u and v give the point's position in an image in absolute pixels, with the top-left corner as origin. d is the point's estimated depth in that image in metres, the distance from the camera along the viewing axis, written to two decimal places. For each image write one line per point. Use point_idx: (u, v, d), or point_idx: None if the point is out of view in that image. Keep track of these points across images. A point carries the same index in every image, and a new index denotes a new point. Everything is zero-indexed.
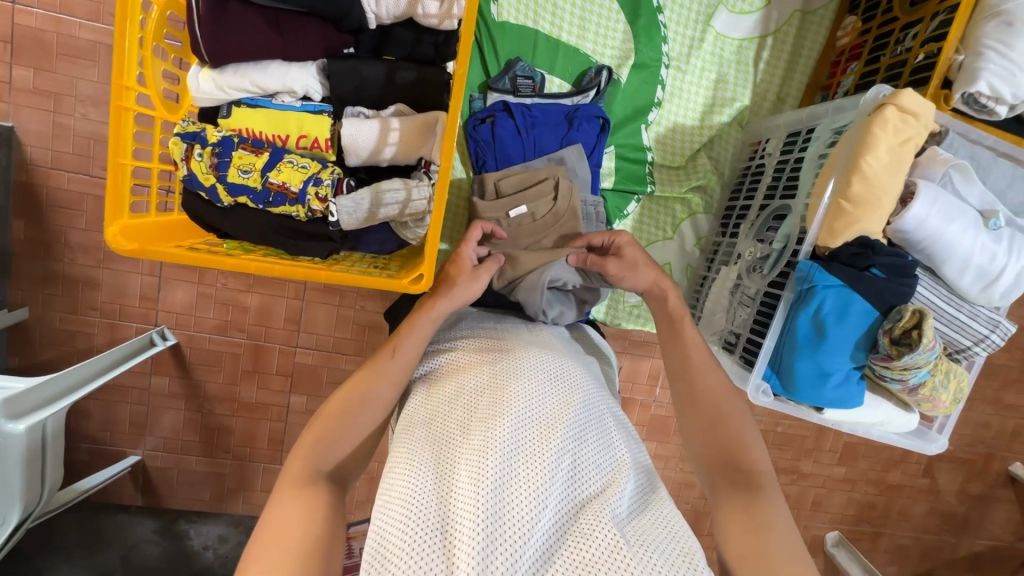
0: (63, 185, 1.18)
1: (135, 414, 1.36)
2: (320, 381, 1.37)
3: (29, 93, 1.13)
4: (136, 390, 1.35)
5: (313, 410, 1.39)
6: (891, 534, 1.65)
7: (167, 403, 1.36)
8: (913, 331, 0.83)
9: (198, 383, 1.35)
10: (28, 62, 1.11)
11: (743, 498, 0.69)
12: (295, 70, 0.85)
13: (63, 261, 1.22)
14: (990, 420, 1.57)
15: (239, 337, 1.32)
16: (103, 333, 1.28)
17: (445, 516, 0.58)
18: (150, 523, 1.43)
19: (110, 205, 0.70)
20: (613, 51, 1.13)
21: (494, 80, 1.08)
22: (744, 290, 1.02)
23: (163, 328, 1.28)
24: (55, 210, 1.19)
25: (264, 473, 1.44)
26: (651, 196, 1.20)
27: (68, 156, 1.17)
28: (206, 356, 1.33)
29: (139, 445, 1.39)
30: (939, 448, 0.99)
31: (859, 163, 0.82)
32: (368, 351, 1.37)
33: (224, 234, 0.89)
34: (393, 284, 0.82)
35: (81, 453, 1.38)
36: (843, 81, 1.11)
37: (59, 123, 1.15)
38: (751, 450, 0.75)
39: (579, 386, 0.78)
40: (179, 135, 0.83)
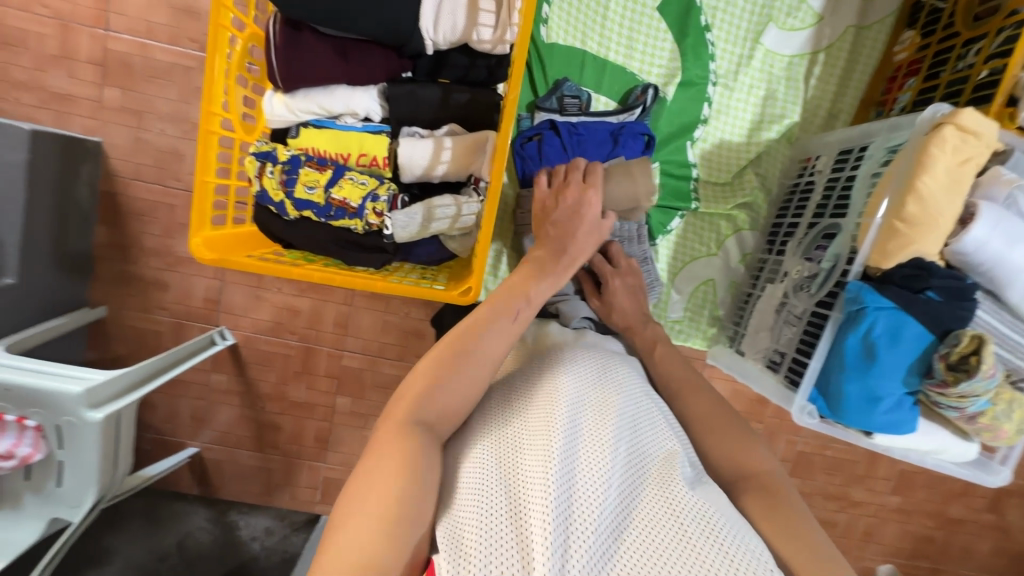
0: (140, 194, 1.30)
1: (195, 409, 1.47)
2: (365, 383, 1.44)
3: (116, 110, 1.25)
4: (197, 385, 1.45)
5: (357, 412, 1.46)
6: (950, 570, 1.55)
7: (224, 398, 1.46)
8: (970, 356, 0.80)
9: (252, 380, 1.44)
10: (116, 82, 1.24)
11: (766, 502, 0.70)
12: (358, 94, 0.92)
13: (138, 264, 1.34)
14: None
15: (291, 339, 1.40)
16: (169, 332, 1.39)
17: (514, 504, 0.60)
18: (204, 513, 1.53)
19: (194, 218, 0.78)
20: (659, 69, 1.15)
21: (542, 100, 1.12)
22: (790, 308, 1.01)
23: (221, 328, 1.38)
24: (134, 217, 1.31)
25: (309, 470, 1.51)
26: (695, 212, 1.20)
27: (148, 167, 1.29)
28: (260, 356, 1.42)
29: (197, 437, 1.49)
30: (1003, 479, 0.94)
31: (916, 183, 0.80)
32: (410, 357, 1.42)
33: (289, 245, 0.96)
34: (443, 296, 0.86)
35: (145, 443, 1.50)
36: (900, 97, 1.08)
37: (141, 138, 1.27)
38: (755, 455, 0.76)
39: (626, 378, 0.78)
40: (253, 154, 0.91)
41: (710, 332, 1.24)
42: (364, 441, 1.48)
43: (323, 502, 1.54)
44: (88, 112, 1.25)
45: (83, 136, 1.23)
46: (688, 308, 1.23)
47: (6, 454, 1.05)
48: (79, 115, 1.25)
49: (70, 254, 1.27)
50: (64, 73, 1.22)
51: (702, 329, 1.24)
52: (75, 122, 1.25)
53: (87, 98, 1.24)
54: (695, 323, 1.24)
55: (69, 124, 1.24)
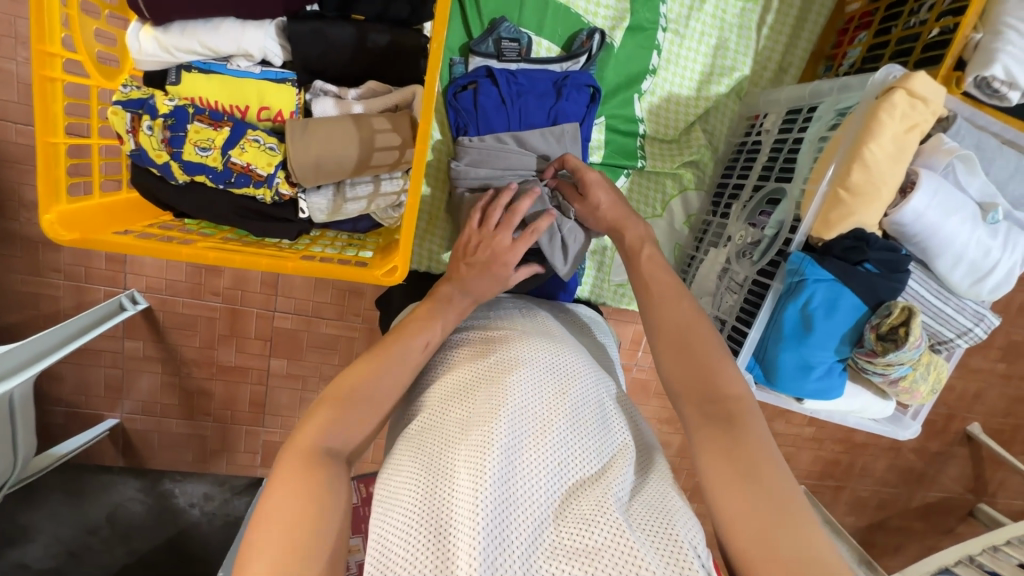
0: (9, 138, 1.07)
1: (109, 378, 1.31)
2: (300, 345, 1.33)
3: None
4: (109, 353, 1.29)
5: (294, 374, 1.35)
6: (852, 487, 1.70)
7: (142, 366, 1.31)
8: (900, 327, 0.82)
9: (173, 346, 1.30)
10: None
11: (723, 433, 0.62)
12: (250, 31, 0.75)
13: (18, 220, 1.13)
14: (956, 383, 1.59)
15: (214, 301, 1.26)
16: (69, 296, 1.21)
17: (442, 519, 0.56)
18: (134, 483, 1.40)
19: (43, 190, 0.62)
20: (606, 12, 1.04)
21: (477, 42, 0.99)
22: (732, 275, 1.00)
23: (131, 292, 1.21)
24: (4, 164, 1.08)
25: (247, 436, 1.41)
26: (641, 171, 1.14)
27: (13, 105, 1.05)
28: (180, 320, 1.27)
29: (116, 408, 1.34)
30: (912, 433, 1.01)
31: (861, 151, 0.78)
32: (349, 317, 1.32)
33: (182, 213, 0.82)
34: (364, 276, 0.76)
35: (57, 416, 1.33)
36: (850, 52, 1.04)
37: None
38: (728, 375, 0.68)
39: (577, 373, 0.74)
40: (121, 104, 0.73)
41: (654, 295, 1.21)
42: (303, 404, 1.39)
43: (265, 466, 1.45)
44: None
45: None
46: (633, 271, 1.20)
47: None
48: None
49: None
50: None
51: None
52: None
53: None
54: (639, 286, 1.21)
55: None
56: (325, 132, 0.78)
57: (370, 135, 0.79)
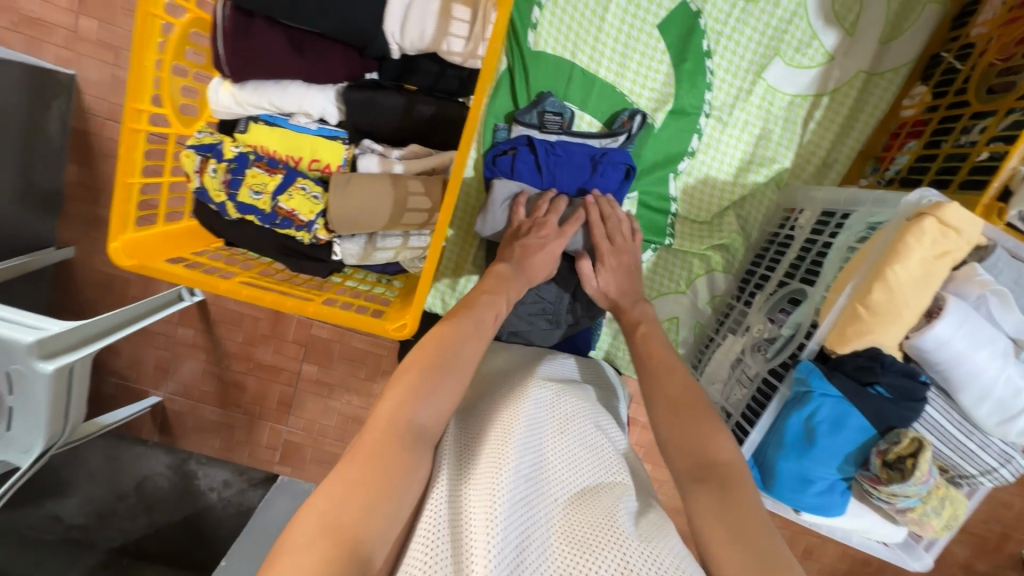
0: (114, 136, 1.23)
1: (160, 358, 1.44)
2: (332, 354, 1.40)
3: (92, 43, 1.17)
4: (163, 336, 1.42)
5: (323, 381, 1.43)
6: None
7: (190, 352, 1.43)
8: (907, 458, 0.78)
9: (218, 338, 1.41)
10: (93, 13, 1.16)
11: (717, 496, 0.63)
12: (313, 93, 0.84)
13: (109, 208, 1.28)
14: (1012, 500, 1.44)
15: (261, 303, 1.37)
16: (139, 281, 1.34)
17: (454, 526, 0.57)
18: (164, 459, 1.51)
19: (115, 220, 0.72)
20: (651, 93, 1.07)
21: (521, 113, 1.04)
22: (744, 368, 0.99)
23: (186, 287, 1.34)
24: (105, 158, 1.24)
25: (271, 431, 1.49)
26: (668, 248, 1.15)
27: (122, 108, 1.21)
28: (229, 316, 1.39)
29: (161, 386, 1.46)
30: (922, 566, 0.94)
31: (885, 271, 0.76)
32: (380, 334, 1.38)
33: (231, 242, 0.91)
34: (375, 325, 0.81)
35: (110, 386, 1.47)
36: (898, 158, 1.02)
37: (118, 77, 1.20)
38: (719, 442, 0.69)
39: (577, 415, 0.78)
40: (193, 147, 0.83)
41: None
42: (326, 411, 1.45)
43: (281, 463, 1.51)
44: (62, 42, 1.16)
45: (55, 68, 1.15)
46: None
47: None
48: (52, 44, 1.17)
49: (39, 190, 1.20)
50: None
51: None
52: (47, 50, 1.17)
53: (61, 26, 1.16)
54: None
55: (41, 51, 1.17)
56: (365, 187, 0.84)
57: (404, 196, 0.85)
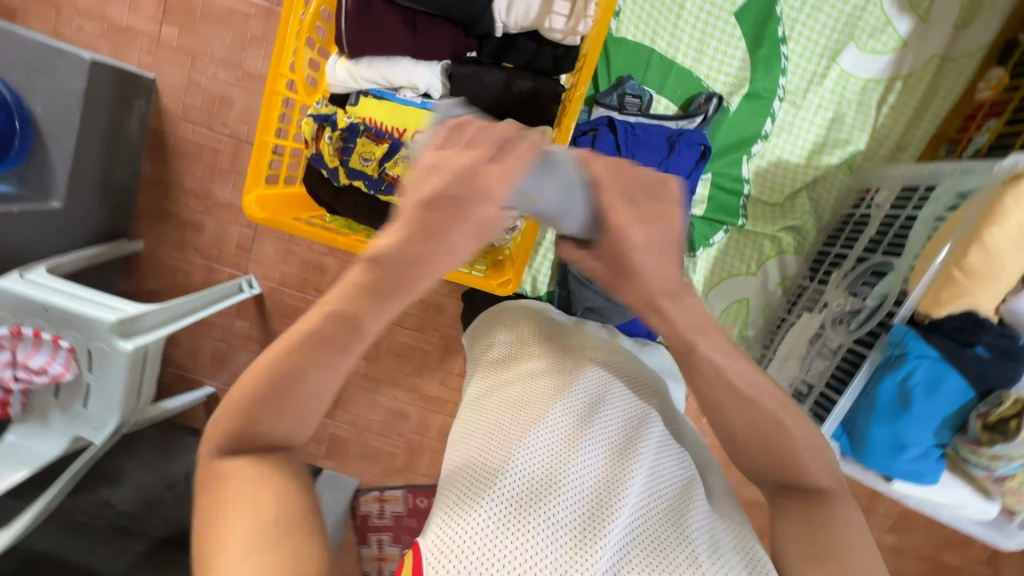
0: (188, 135, 1.31)
1: (216, 350, 1.50)
2: (381, 350, 1.43)
3: (172, 49, 1.26)
4: (220, 328, 1.48)
5: (369, 374, 1.45)
6: None
7: (244, 344, 1.48)
8: (1010, 419, 0.78)
9: (273, 331, 1.46)
10: (176, 21, 1.25)
11: (808, 517, 0.58)
12: (420, 69, 0.90)
13: (178, 203, 1.36)
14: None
15: (313, 295, 1.40)
16: (201, 273, 1.41)
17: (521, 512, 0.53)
18: None
19: (251, 174, 0.78)
20: (726, 78, 1.11)
21: (602, 95, 1.10)
22: (825, 341, 1.00)
23: (249, 277, 1.38)
24: (178, 156, 1.32)
25: (317, 425, 1.50)
26: (741, 229, 1.18)
27: (196, 109, 1.30)
28: (282, 309, 1.42)
29: (215, 377, 1.52)
30: (1018, 545, 0.92)
31: (982, 233, 0.77)
32: (427, 330, 1.40)
33: (333, 210, 0.97)
34: (484, 284, 0.89)
35: (168, 375, 1.54)
36: (976, 137, 1.03)
37: (193, 80, 1.28)
38: (807, 464, 0.60)
39: (638, 384, 0.73)
40: (312, 116, 0.90)
41: None
42: (372, 405, 1.47)
43: (327, 457, 1.52)
44: (146, 47, 1.26)
45: (139, 72, 1.25)
46: (718, 323, 1.21)
47: (40, 369, 1.02)
48: (137, 50, 1.27)
49: (116, 186, 1.29)
50: (128, 6, 1.25)
51: None
52: (132, 56, 1.27)
53: (146, 33, 1.26)
54: (722, 341, 1.22)
55: (126, 57, 1.27)
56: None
57: None
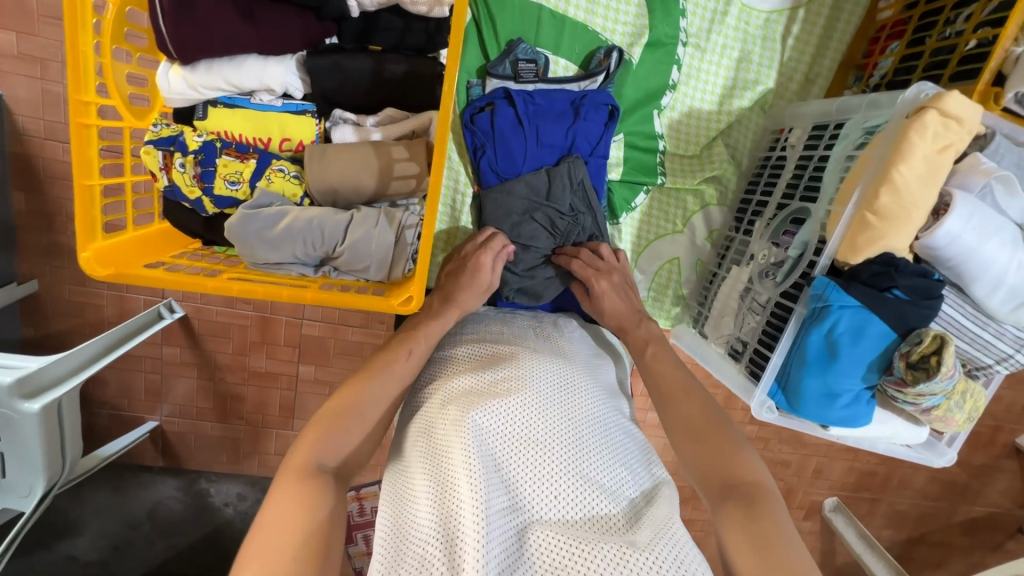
0: (60, 156, 1.11)
1: (149, 382, 1.34)
2: (328, 351, 1.32)
3: (12, 58, 1.03)
4: (149, 359, 1.32)
5: (322, 379, 1.36)
6: (888, 500, 1.60)
7: (179, 371, 1.33)
8: (931, 356, 0.78)
9: (208, 352, 1.32)
10: (9, 24, 1.01)
11: (744, 511, 0.65)
12: (272, 67, 0.78)
13: (67, 233, 1.16)
14: (1005, 393, 1.46)
15: (246, 309, 1.27)
16: (113, 305, 1.23)
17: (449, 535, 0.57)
18: (172, 482, 1.44)
19: (80, 228, 0.66)
20: (624, 28, 1.02)
21: (493, 65, 0.99)
22: (754, 295, 0.97)
23: (169, 301, 1.23)
24: (54, 182, 1.12)
25: (278, 438, 1.42)
26: (661, 187, 1.12)
27: (62, 125, 1.08)
28: (213, 327, 1.29)
29: (155, 411, 1.37)
30: (947, 461, 0.97)
31: (890, 173, 0.75)
32: (374, 324, 1.30)
33: (209, 240, 0.84)
34: (381, 305, 0.78)
35: (101, 418, 1.37)
36: (881, 63, 1.00)
37: (49, 91, 1.06)
38: (745, 463, 0.71)
39: (578, 392, 0.76)
40: (153, 143, 0.77)
41: (674, 312, 1.20)
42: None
43: None
44: None
45: None
46: (652, 286, 1.18)
47: None
48: None
49: None
50: None
51: (666, 306, 1.19)
52: None
53: None
54: (659, 301, 1.19)
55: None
56: (345, 158, 0.79)
57: (389, 163, 0.81)
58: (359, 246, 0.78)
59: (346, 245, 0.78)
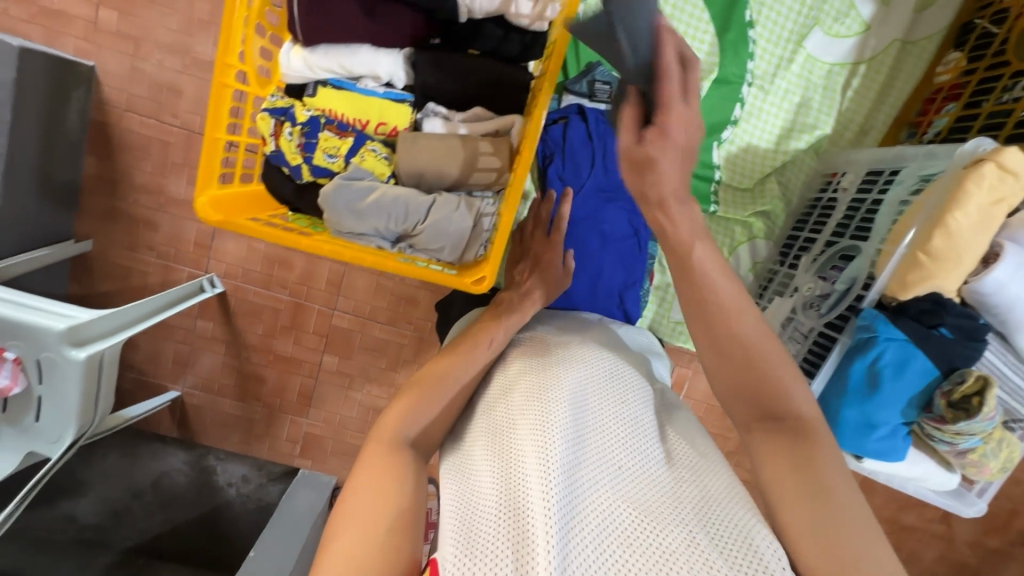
0: (134, 128, 1.20)
1: (178, 352, 1.40)
2: (353, 344, 1.37)
3: (112, 35, 1.15)
4: (182, 330, 1.38)
5: (344, 372, 1.40)
6: None
7: (208, 345, 1.39)
8: (974, 397, 0.81)
9: (238, 331, 1.37)
10: (114, 4, 1.14)
11: (786, 452, 0.59)
12: (383, 57, 0.86)
13: (126, 200, 1.25)
14: (1021, 477, 1.46)
15: (282, 293, 1.33)
16: (157, 273, 1.31)
17: (516, 499, 0.55)
18: (181, 455, 1.46)
19: (202, 175, 0.73)
20: (695, 63, 1.10)
21: (572, 82, 1.09)
22: (797, 325, 1.01)
23: (212, 276, 1.30)
24: (124, 151, 1.22)
25: (291, 425, 1.46)
26: (712, 216, 1.18)
27: (142, 99, 1.19)
28: (249, 308, 1.35)
29: (179, 381, 1.42)
30: (978, 512, 0.97)
31: (945, 218, 0.79)
32: (402, 323, 1.36)
33: (297, 209, 0.91)
34: (455, 282, 0.82)
35: (126, 382, 1.44)
36: (936, 121, 1.05)
37: (137, 68, 1.17)
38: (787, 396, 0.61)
39: (630, 382, 0.75)
40: (267, 111, 0.85)
41: None
42: (347, 402, 1.43)
43: (302, 457, 1.49)
44: (82, 33, 1.15)
45: (75, 59, 1.13)
46: None
47: None
48: (72, 35, 1.15)
49: (58, 182, 1.18)
50: None
51: None
52: (67, 43, 1.15)
53: (81, 18, 1.14)
54: None
55: (61, 43, 1.15)
56: (434, 145, 0.86)
57: (474, 155, 0.87)
58: (440, 226, 0.84)
59: (427, 224, 0.84)
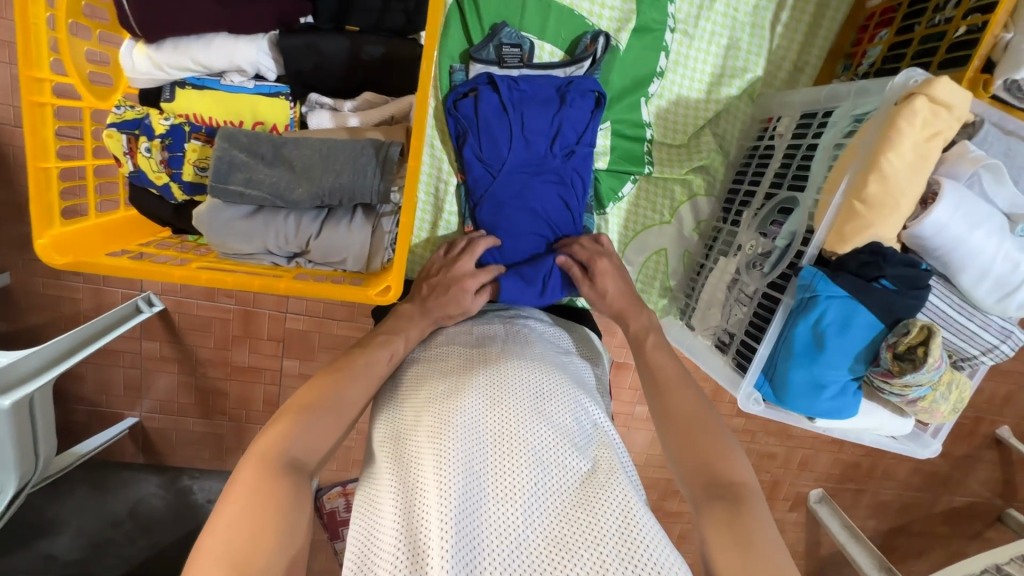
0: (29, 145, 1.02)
1: (129, 377, 1.26)
2: (312, 346, 1.24)
3: None
4: (129, 354, 1.24)
5: (308, 375, 1.27)
6: (872, 491, 1.60)
7: (160, 365, 1.25)
8: (918, 347, 0.78)
9: (190, 347, 1.24)
10: None
11: (727, 508, 0.61)
12: (242, 46, 0.74)
13: None
14: (984, 386, 1.48)
15: (228, 302, 1.20)
16: (89, 299, 1.15)
17: (413, 548, 0.54)
18: (154, 479, 1.35)
19: (36, 213, 0.63)
20: (611, 13, 1.00)
21: (476, 50, 0.96)
22: (741, 287, 0.96)
23: (147, 294, 1.15)
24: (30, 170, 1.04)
25: (261, 434, 1.34)
26: (648, 176, 1.11)
27: None
28: (195, 320, 1.21)
29: (136, 406, 1.29)
30: (932, 452, 0.97)
31: (879, 160, 0.73)
32: (359, 317, 1.22)
33: (180, 229, 0.81)
34: (355, 296, 0.74)
35: (79, 414, 1.29)
36: (871, 51, 0.98)
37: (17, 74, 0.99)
38: (733, 462, 0.67)
39: (552, 386, 0.73)
40: (118, 125, 0.74)
41: (661, 304, 1.17)
42: None
43: None
44: None
45: None
46: (639, 279, 1.16)
47: None
48: None
49: None
50: None
51: (652, 300, 1.17)
52: None
53: None
54: (645, 294, 1.17)
55: None
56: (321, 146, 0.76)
57: None
58: (335, 234, 0.75)
59: (319, 238, 0.75)
